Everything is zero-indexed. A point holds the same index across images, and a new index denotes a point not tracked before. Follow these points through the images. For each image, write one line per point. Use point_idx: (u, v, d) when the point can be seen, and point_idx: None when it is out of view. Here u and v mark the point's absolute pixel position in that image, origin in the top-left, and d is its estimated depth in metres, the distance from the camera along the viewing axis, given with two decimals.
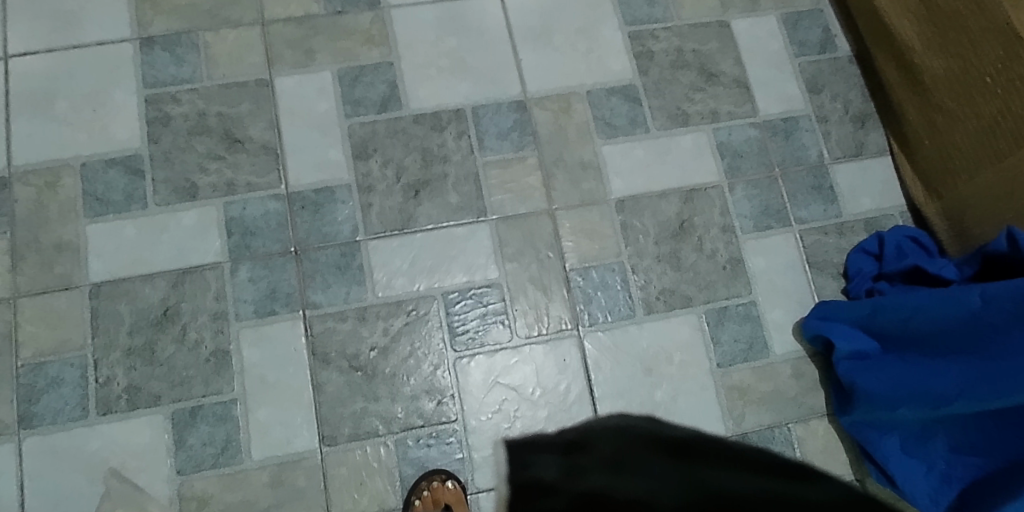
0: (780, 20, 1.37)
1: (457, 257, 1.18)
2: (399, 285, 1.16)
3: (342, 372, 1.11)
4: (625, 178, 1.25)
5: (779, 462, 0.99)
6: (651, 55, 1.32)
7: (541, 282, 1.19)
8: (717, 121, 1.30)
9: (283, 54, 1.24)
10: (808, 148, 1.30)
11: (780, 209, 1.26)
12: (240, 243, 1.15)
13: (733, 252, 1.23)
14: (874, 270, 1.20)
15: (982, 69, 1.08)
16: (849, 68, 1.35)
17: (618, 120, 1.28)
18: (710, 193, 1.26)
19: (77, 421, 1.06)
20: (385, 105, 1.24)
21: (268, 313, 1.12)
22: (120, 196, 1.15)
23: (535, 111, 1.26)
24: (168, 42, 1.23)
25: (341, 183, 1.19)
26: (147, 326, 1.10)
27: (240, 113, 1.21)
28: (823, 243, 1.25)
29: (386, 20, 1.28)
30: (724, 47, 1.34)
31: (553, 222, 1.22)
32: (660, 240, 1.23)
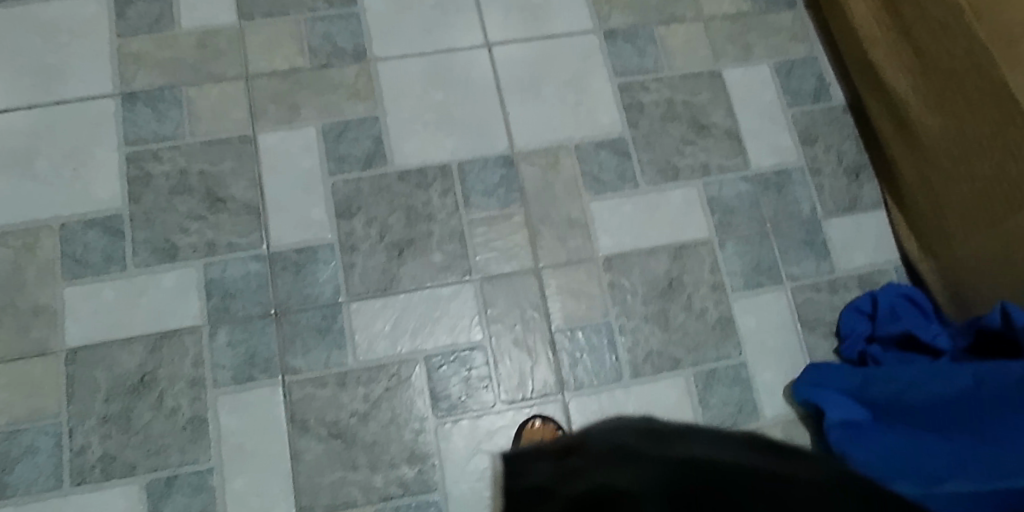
0: (774, 69, 1.34)
1: (442, 318, 1.16)
2: (381, 348, 1.14)
3: (321, 439, 1.09)
4: (613, 234, 1.23)
5: (741, 439, 0.69)
6: (641, 107, 1.29)
7: (525, 344, 1.17)
8: (708, 175, 1.27)
9: (266, 109, 1.23)
10: (801, 202, 1.27)
11: (772, 266, 1.24)
12: (219, 306, 1.14)
13: (723, 311, 1.21)
14: (868, 331, 1.17)
15: (977, 132, 1.05)
16: (844, 118, 1.33)
17: (607, 175, 1.25)
18: (700, 249, 1.23)
19: (50, 491, 1.05)
20: (370, 161, 1.22)
21: (246, 379, 1.11)
22: (99, 257, 1.14)
23: (522, 166, 1.24)
24: (150, 97, 1.22)
25: (323, 242, 1.17)
26: (124, 393, 1.09)
27: (222, 171, 1.19)
28: (815, 300, 1.23)
29: (371, 73, 1.26)
30: (716, 98, 1.32)
31: (540, 281, 1.20)
32: (648, 299, 1.20)
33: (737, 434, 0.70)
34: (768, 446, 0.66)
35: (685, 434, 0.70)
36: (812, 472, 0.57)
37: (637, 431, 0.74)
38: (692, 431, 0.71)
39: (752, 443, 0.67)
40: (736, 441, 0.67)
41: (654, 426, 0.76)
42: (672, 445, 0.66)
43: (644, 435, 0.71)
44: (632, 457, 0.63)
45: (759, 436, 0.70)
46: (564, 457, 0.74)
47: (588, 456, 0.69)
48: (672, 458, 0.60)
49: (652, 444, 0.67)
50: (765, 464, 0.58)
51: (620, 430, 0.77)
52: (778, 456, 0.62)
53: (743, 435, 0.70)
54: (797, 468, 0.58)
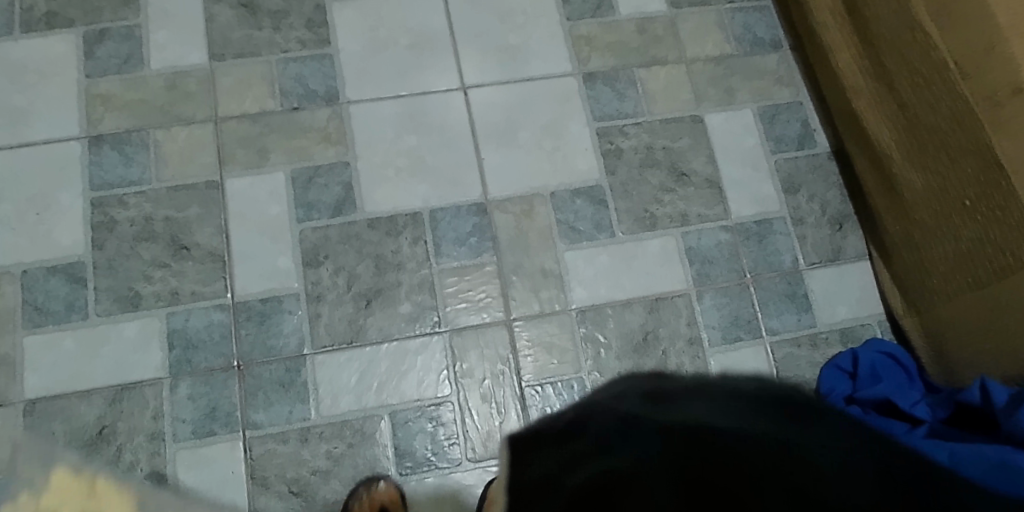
0: (757, 114, 1.31)
1: (409, 372, 1.14)
2: (345, 403, 1.11)
3: (282, 497, 1.07)
4: (587, 285, 1.20)
5: (745, 386, 0.57)
6: (619, 153, 1.27)
7: (494, 399, 1.14)
8: (686, 224, 1.24)
9: (235, 153, 1.21)
10: (782, 253, 1.24)
11: (750, 320, 1.20)
12: (181, 358, 1.11)
13: (699, 367, 1.17)
14: (847, 391, 1.12)
15: (961, 190, 1.01)
16: (828, 166, 1.29)
17: (582, 224, 1.22)
18: (677, 302, 1.20)
19: None
20: (339, 208, 1.19)
21: (207, 433, 1.09)
22: (61, 306, 1.12)
23: (495, 214, 1.21)
24: (117, 140, 1.20)
25: (289, 292, 1.15)
26: (81, 446, 1.07)
27: (188, 218, 1.17)
28: (794, 356, 1.19)
29: (343, 116, 1.24)
30: (696, 144, 1.28)
31: (511, 334, 1.17)
32: (622, 354, 1.17)
33: (743, 383, 0.58)
34: (784, 393, 0.55)
35: (700, 391, 0.57)
36: (824, 445, 0.48)
37: (644, 390, 0.60)
38: (700, 381, 0.60)
39: (760, 384, 0.57)
40: (750, 395, 0.55)
41: (662, 382, 0.61)
42: (675, 400, 0.56)
43: (653, 397, 0.57)
44: (639, 422, 0.53)
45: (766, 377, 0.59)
46: (562, 430, 0.60)
47: (590, 427, 0.56)
48: (676, 427, 0.51)
49: (665, 408, 0.55)
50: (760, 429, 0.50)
51: (626, 388, 0.62)
52: (790, 420, 0.51)
53: (751, 383, 0.58)
54: (814, 440, 0.49)
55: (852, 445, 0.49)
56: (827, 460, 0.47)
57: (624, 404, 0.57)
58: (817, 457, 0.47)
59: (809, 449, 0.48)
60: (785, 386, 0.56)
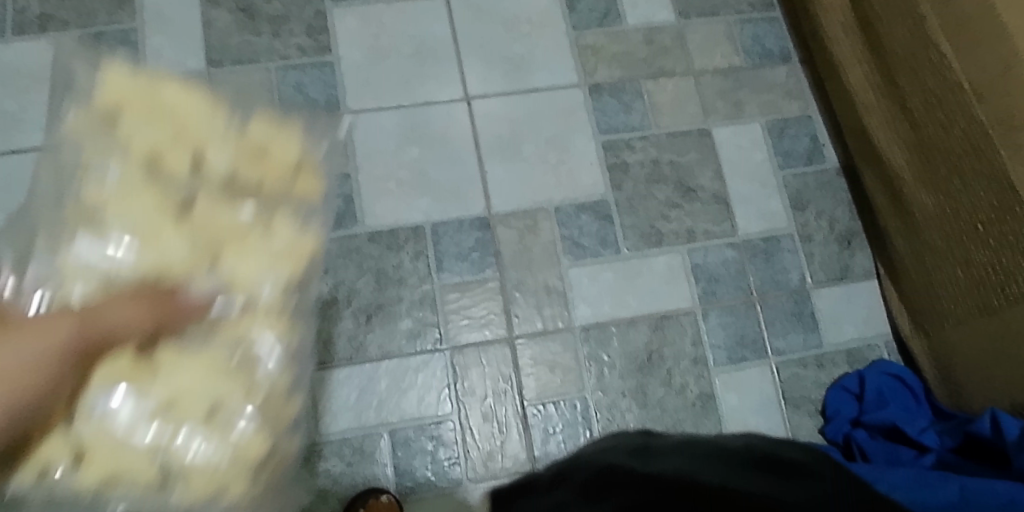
0: (765, 128, 1.29)
1: (409, 389, 1.12)
2: (344, 421, 1.10)
3: None
4: (591, 302, 1.18)
5: (733, 444, 0.62)
6: (625, 167, 1.25)
7: (495, 417, 1.12)
8: (692, 240, 1.22)
9: None
10: (789, 271, 1.22)
11: (757, 339, 1.18)
12: None
13: (704, 387, 1.16)
14: (853, 414, 1.12)
15: (973, 215, 0.99)
16: (836, 182, 1.27)
17: (587, 239, 1.20)
18: (682, 320, 1.18)
19: None
20: (340, 221, 1.17)
21: None
22: None
23: (499, 229, 1.19)
24: None
25: None
26: None
27: None
28: (800, 376, 1.17)
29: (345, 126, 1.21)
30: (703, 158, 1.26)
31: (513, 351, 1.15)
32: (626, 373, 1.15)
33: (731, 443, 0.63)
34: (773, 453, 0.56)
35: (691, 448, 0.62)
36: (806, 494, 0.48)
37: (637, 449, 0.67)
38: (690, 441, 0.65)
39: (748, 444, 0.61)
40: (734, 453, 0.59)
41: (654, 443, 0.68)
42: (663, 458, 0.61)
43: (641, 455, 0.64)
44: (624, 476, 0.58)
45: (752, 438, 0.64)
46: (553, 477, 0.73)
47: (574, 480, 0.66)
48: (657, 478, 0.55)
49: (652, 464, 0.60)
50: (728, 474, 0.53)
51: (620, 450, 0.70)
52: (774, 474, 0.52)
53: (738, 442, 0.63)
54: (797, 491, 0.49)
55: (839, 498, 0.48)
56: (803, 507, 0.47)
57: (612, 459, 0.66)
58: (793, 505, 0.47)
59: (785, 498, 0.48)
60: (772, 446, 0.59)
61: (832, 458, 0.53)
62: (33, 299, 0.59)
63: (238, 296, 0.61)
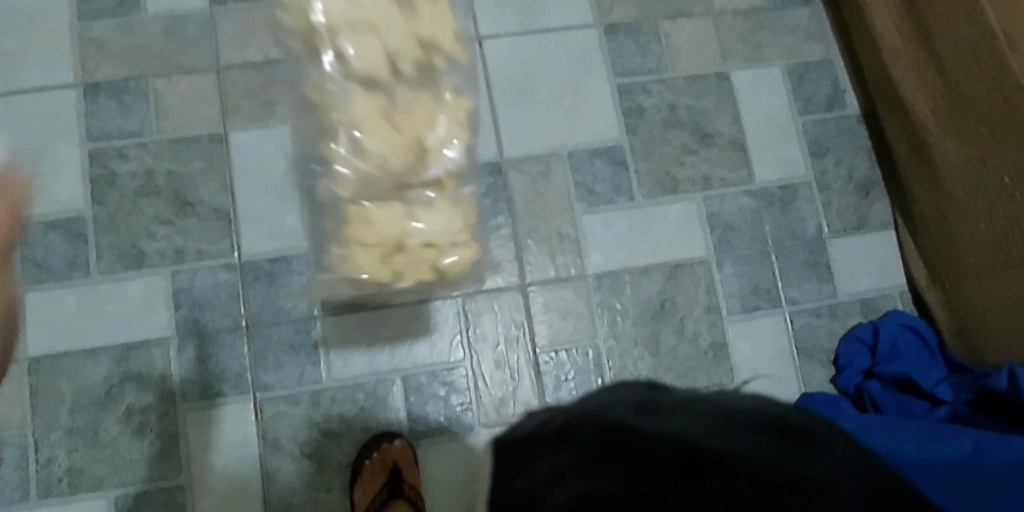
0: (786, 73, 1.25)
1: (421, 336, 1.11)
2: (356, 366, 1.09)
3: (294, 459, 1.06)
4: (604, 250, 1.16)
5: (740, 407, 0.52)
6: (641, 112, 1.21)
7: (507, 364, 1.12)
8: (708, 188, 1.20)
9: (239, 105, 1.15)
10: (806, 221, 1.20)
11: (771, 288, 1.18)
12: (188, 317, 1.08)
13: (716, 336, 1.15)
14: (866, 365, 1.12)
15: (999, 165, 0.96)
16: (856, 130, 1.24)
17: (601, 186, 1.18)
18: (697, 269, 1.17)
19: (16, 504, 1.02)
20: None
21: (216, 395, 1.07)
22: (63, 263, 1.09)
23: (511, 174, 1.17)
24: (115, 89, 1.14)
25: (298, 253, 1.12)
26: (89, 406, 1.05)
27: (191, 173, 1.13)
28: (814, 326, 1.17)
29: None
30: (721, 103, 1.23)
31: (525, 298, 1.14)
32: (639, 321, 1.15)
33: (735, 402, 0.53)
34: (781, 417, 0.51)
35: (697, 408, 0.51)
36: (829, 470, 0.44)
37: (638, 401, 0.53)
38: (691, 396, 0.54)
39: (754, 406, 0.53)
40: (747, 416, 0.50)
41: (652, 394, 0.55)
42: (674, 418, 0.49)
43: (650, 410, 0.51)
44: (641, 437, 0.46)
45: (755, 399, 0.54)
46: (540, 434, 0.51)
47: (577, 435, 0.49)
48: (684, 448, 0.45)
49: (664, 423, 0.48)
50: (782, 465, 0.44)
51: (612, 398, 0.54)
52: (791, 444, 0.47)
53: (745, 403, 0.53)
54: (817, 466, 0.45)
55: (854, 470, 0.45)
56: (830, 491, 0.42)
57: (616, 412, 0.50)
58: (821, 487, 0.43)
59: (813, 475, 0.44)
60: (778, 410, 0.52)
61: (835, 435, 0.51)
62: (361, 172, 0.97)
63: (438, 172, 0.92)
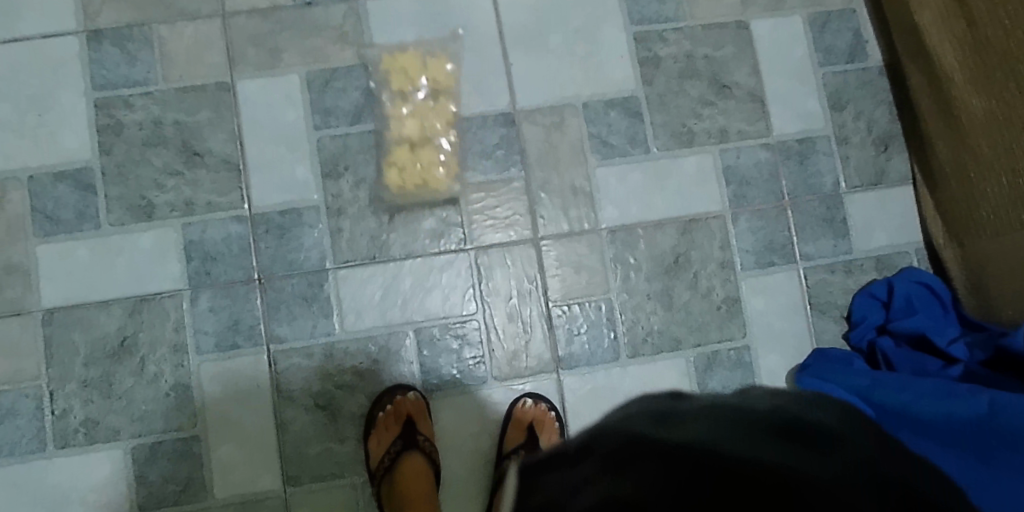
0: (807, 22, 1.21)
1: (433, 289, 1.11)
2: (369, 319, 1.09)
3: (308, 410, 1.07)
4: (618, 204, 1.15)
5: (759, 409, 0.50)
6: (658, 62, 1.18)
7: (520, 318, 1.12)
8: (725, 140, 1.18)
9: (246, 53, 1.12)
10: (823, 175, 1.18)
11: (786, 244, 1.17)
12: (200, 270, 1.08)
13: (730, 291, 1.15)
14: (880, 321, 1.13)
15: None
16: (878, 81, 1.21)
17: (616, 138, 1.16)
18: (711, 224, 1.16)
19: (35, 453, 1.04)
20: (359, 116, 1.12)
21: (229, 347, 1.07)
22: (72, 214, 1.08)
23: (524, 126, 1.15)
24: (118, 36, 1.11)
25: (309, 205, 1.10)
26: (103, 357, 1.06)
27: (199, 122, 1.10)
28: (827, 282, 1.17)
29: (361, 14, 1.14)
30: (740, 53, 1.20)
31: (538, 252, 1.13)
32: (652, 276, 1.14)
33: (755, 403, 0.51)
34: (798, 418, 0.48)
35: (716, 412, 0.50)
36: (836, 474, 0.42)
37: (656, 410, 0.53)
38: (712, 400, 0.53)
39: (773, 407, 0.50)
40: (764, 418, 0.48)
41: (673, 401, 0.54)
42: (687, 424, 0.49)
43: (665, 419, 0.50)
44: (649, 443, 0.46)
45: (778, 396, 0.52)
46: (567, 450, 0.52)
47: (593, 448, 0.50)
48: (683, 455, 0.44)
49: (674, 430, 0.48)
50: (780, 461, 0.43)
51: (633, 409, 0.54)
52: (805, 446, 0.45)
53: (765, 404, 0.51)
54: (823, 467, 0.43)
55: (866, 470, 0.43)
56: (832, 495, 0.41)
57: (631, 423, 0.51)
58: (824, 491, 0.41)
59: (814, 479, 0.42)
60: (798, 410, 0.50)
61: (858, 437, 0.47)
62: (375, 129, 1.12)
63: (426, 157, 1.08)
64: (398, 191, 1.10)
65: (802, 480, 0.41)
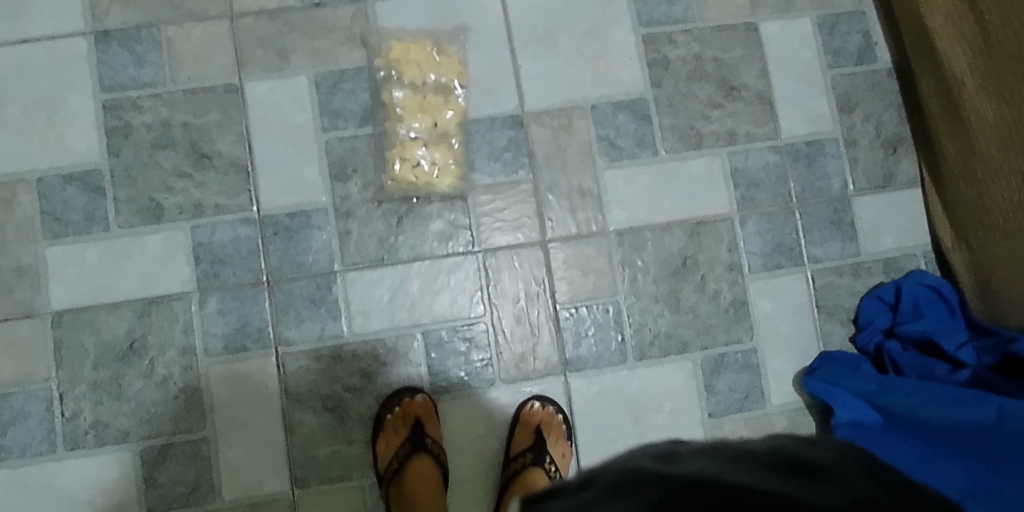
0: (817, 23, 1.21)
1: (441, 291, 1.11)
2: (377, 321, 1.10)
3: (316, 412, 1.07)
4: (626, 206, 1.15)
5: (760, 447, 0.49)
6: (666, 64, 1.18)
7: (528, 320, 1.12)
8: (733, 143, 1.17)
9: (254, 54, 1.12)
10: (831, 178, 1.18)
11: (793, 247, 1.17)
12: (208, 272, 1.08)
13: (737, 294, 1.15)
14: (887, 324, 1.13)
15: None
16: (887, 83, 1.21)
17: (624, 140, 1.16)
18: (719, 226, 1.16)
19: (45, 455, 1.04)
20: (367, 118, 1.12)
21: (238, 349, 1.07)
22: (80, 216, 1.08)
23: (532, 128, 1.14)
24: (126, 38, 1.11)
25: (317, 207, 1.10)
26: (113, 359, 1.06)
27: (207, 124, 1.10)
28: (835, 285, 1.17)
29: (369, 15, 1.14)
30: (749, 55, 1.19)
31: (546, 254, 1.13)
32: (660, 278, 1.14)
33: (756, 444, 0.50)
34: (799, 453, 0.47)
35: (717, 451, 0.49)
36: (837, 496, 0.40)
37: (657, 451, 0.52)
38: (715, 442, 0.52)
39: (776, 444, 0.49)
40: (765, 454, 0.47)
41: (677, 445, 0.53)
42: (691, 459, 0.48)
43: (666, 457, 0.49)
44: (650, 476, 0.46)
45: (782, 436, 0.51)
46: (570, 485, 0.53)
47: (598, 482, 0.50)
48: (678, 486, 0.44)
49: (671, 467, 0.47)
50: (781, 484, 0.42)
51: (637, 452, 0.54)
52: (804, 476, 0.43)
53: (766, 443, 0.50)
54: (823, 494, 0.41)
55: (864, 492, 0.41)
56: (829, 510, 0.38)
57: (633, 462, 0.50)
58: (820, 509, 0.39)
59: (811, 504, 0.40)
60: (801, 446, 0.48)
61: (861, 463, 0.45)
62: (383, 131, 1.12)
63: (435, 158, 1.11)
64: (405, 186, 1.10)
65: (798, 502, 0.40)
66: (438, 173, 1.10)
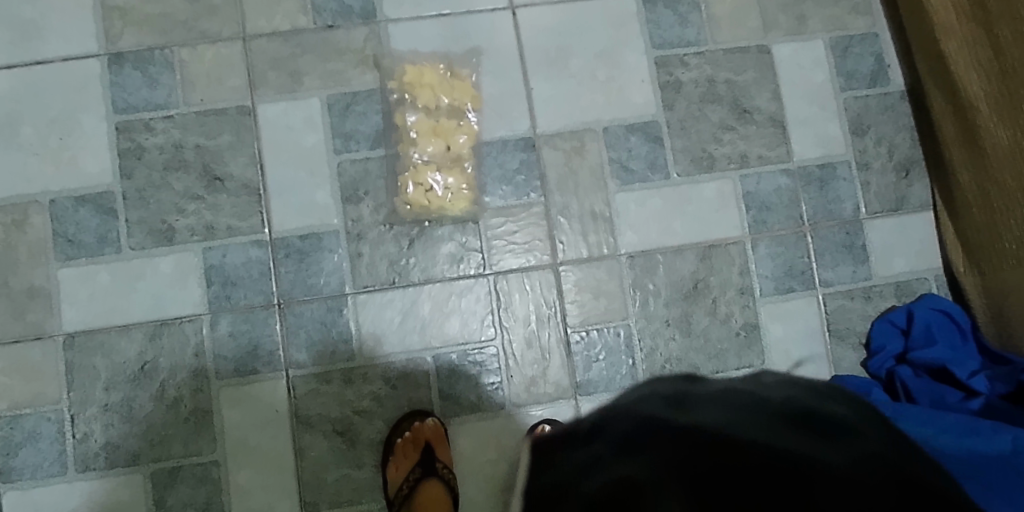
0: (829, 45, 1.20)
1: (452, 314, 1.11)
2: (389, 345, 1.09)
3: (327, 436, 1.07)
4: (638, 229, 1.15)
5: (774, 395, 0.49)
6: (679, 86, 1.18)
7: (538, 342, 1.12)
8: (745, 166, 1.17)
9: (267, 76, 1.12)
10: (843, 201, 1.18)
11: (805, 270, 1.16)
12: (220, 295, 1.08)
13: (748, 318, 1.15)
14: (899, 349, 1.13)
15: None
16: (899, 106, 1.20)
17: (636, 163, 1.16)
18: (731, 250, 1.16)
19: (55, 477, 1.04)
20: (379, 140, 1.12)
21: (249, 372, 1.07)
22: (93, 238, 1.08)
23: (544, 150, 1.14)
24: (140, 59, 1.11)
25: (329, 229, 1.10)
26: (124, 381, 1.06)
27: (219, 146, 1.10)
28: (846, 309, 1.16)
29: (383, 36, 1.14)
30: (762, 78, 1.19)
31: (557, 277, 1.13)
32: (671, 302, 1.14)
33: (770, 390, 0.50)
34: (810, 408, 0.47)
35: (730, 395, 0.50)
36: (854, 467, 0.41)
37: (668, 394, 0.53)
38: (727, 387, 0.52)
39: (790, 395, 0.49)
40: (778, 406, 0.47)
41: (689, 388, 0.54)
42: (703, 407, 0.48)
43: (679, 403, 0.50)
44: (663, 425, 0.46)
45: (794, 386, 0.52)
46: (585, 432, 0.53)
47: (611, 430, 0.50)
48: (693, 440, 0.44)
49: (685, 415, 0.47)
50: (795, 443, 0.42)
51: (650, 392, 0.54)
52: (818, 436, 0.43)
53: (779, 392, 0.50)
54: (840, 457, 0.41)
55: (876, 461, 0.42)
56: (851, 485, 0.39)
57: (647, 407, 0.51)
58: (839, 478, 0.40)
59: (828, 465, 0.40)
60: (811, 400, 0.48)
61: (872, 431, 0.46)
62: (396, 155, 1.12)
63: (448, 179, 1.11)
64: (419, 210, 1.10)
65: (819, 467, 0.40)
66: (451, 197, 1.11)
